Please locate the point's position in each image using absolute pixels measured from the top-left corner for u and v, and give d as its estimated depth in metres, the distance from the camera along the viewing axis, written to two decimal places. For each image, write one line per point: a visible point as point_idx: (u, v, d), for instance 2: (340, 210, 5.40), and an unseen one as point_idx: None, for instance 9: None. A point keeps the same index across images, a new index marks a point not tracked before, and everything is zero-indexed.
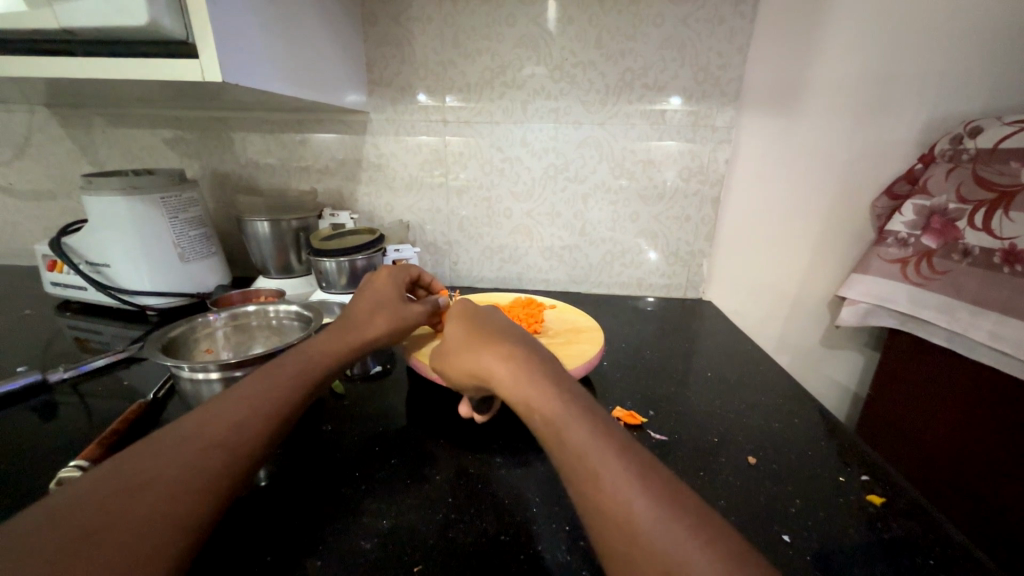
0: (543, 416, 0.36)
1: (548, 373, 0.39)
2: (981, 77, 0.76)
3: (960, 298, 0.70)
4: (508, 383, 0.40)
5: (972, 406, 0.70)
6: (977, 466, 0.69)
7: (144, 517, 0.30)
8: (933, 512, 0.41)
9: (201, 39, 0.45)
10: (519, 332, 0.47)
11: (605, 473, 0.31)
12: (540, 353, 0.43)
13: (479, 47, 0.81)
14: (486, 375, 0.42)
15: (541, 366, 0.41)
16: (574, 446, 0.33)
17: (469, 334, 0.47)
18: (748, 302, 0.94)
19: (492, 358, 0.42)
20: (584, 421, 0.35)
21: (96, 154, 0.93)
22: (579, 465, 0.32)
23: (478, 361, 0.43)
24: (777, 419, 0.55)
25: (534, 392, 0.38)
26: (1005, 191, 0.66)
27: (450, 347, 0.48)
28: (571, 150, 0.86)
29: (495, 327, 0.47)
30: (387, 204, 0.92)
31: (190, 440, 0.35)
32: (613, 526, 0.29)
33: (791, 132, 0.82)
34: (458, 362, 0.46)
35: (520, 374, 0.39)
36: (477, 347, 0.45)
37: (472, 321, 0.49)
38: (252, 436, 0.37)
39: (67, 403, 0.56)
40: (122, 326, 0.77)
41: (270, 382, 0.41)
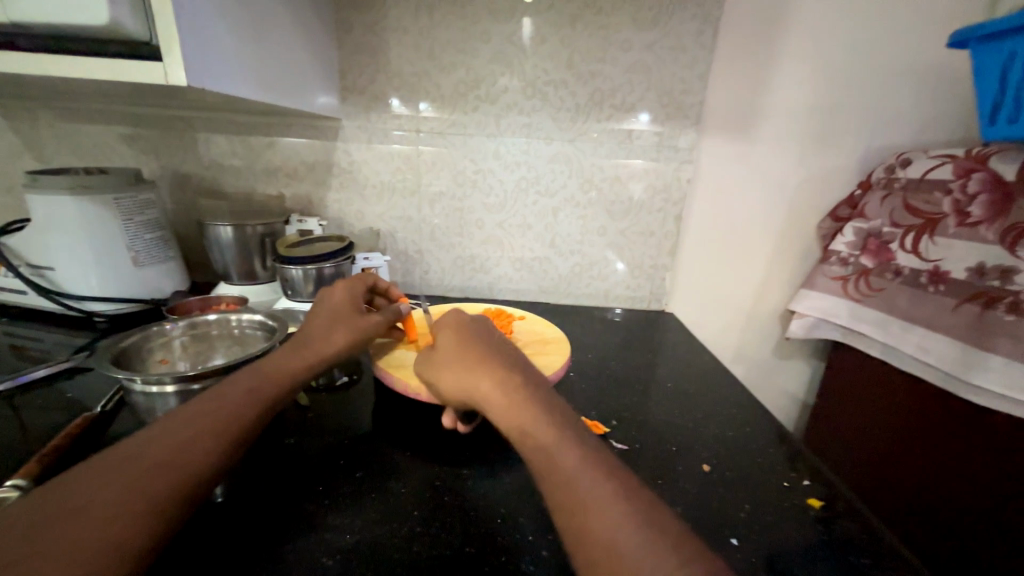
0: (536, 444, 0.37)
1: (544, 402, 0.41)
2: (911, 113, 0.84)
3: (893, 314, 0.76)
4: (505, 405, 0.41)
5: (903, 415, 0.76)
6: (913, 470, 0.75)
7: (77, 540, 0.29)
8: (865, 514, 0.45)
9: (166, 42, 0.44)
10: (510, 351, 0.48)
11: (592, 502, 0.33)
12: (533, 378, 0.44)
13: (454, 61, 0.82)
14: (481, 396, 0.43)
15: (536, 390, 0.42)
16: (566, 472, 0.35)
17: (464, 353, 0.47)
18: (708, 314, 0.99)
19: (489, 381, 0.43)
20: (577, 448, 0.36)
21: (41, 149, 0.87)
22: (575, 497, 0.33)
23: (475, 383, 0.43)
24: (732, 428, 0.58)
25: (530, 420, 0.39)
26: (930, 217, 0.73)
27: (444, 364, 0.48)
28: (542, 165, 0.88)
29: (491, 345, 0.48)
30: (357, 212, 0.91)
31: (130, 461, 0.34)
32: (604, 559, 0.30)
33: (747, 156, 0.88)
34: (451, 382, 0.46)
35: (518, 398, 0.41)
36: (472, 367, 0.45)
37: (467, 337, 0.49)
38: (199, 452, 0.36)
39: (1, 417, 0.52)
40: (66, 333, 0.72)
41: (219, 400, 0.40)
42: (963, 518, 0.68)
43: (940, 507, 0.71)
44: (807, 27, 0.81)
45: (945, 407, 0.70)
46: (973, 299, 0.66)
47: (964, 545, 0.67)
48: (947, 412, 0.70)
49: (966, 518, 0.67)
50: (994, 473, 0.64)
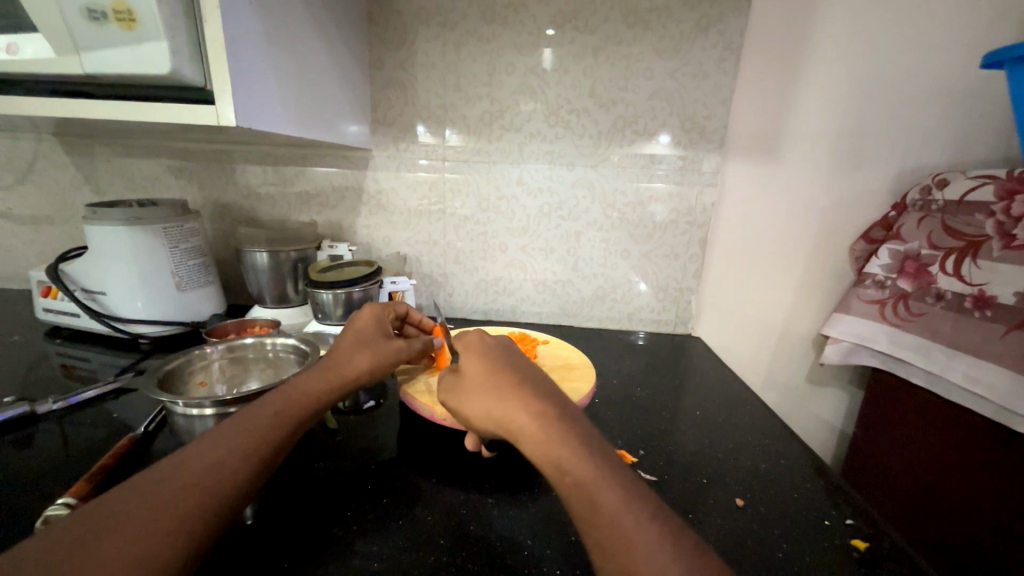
0: (575, 480, 0.36)
1: (581, 433, 0.40)
2: (945, 133, 0.82)
3: (936, 339, 0.73)
4: (539, 438, 0.39)
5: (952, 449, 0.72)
6: (968, 512, 0.69)
7: (115, 559, 0.30)
8: (916, 558, 0.42)
9: (220, 88, 0.48)
10: (541, 378, 0.47)
11: (638, 543, 0.32)
12: (565, 408, 0.43)
13: (479, 92, 0.85)
14: (515, 427, 0.41)
15: (572, 422, 0.41)
16: (610, 511, 0.34)
17: (495, 380, 0.46)
18: (736, 338, 0.97)
19: (523, 411, 0.42)
20: (617, 488, 0.35)
21: (99, 182, 0.94)
22: (621, 538, 0.33)
23: (510, 413, 0.42)
24: (766, 460, 0.56)
25: (568, 454, 0.38)
26: (972, 240, 0.70)
27: (474, 390, 0.47)
28: (564, 189, 0.89)
29: (523, 373, 0.47)
30: (385, 237, 0.95)
31: (165, 483, 0.35)
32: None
33: (772, 178, 0.87)
34: (482, 409, 0.45)
35: (553, 431, 0.39)
36: (504, 397, 0.44)
37: (498, 364, 0.48)
38: (229, 475, 0.37)
39: (52, 435, 0.55)
40: (113, 354, 0.76)
41: (249, 422, 0.41)
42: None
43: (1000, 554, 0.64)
44: (832, 51, 0.81)
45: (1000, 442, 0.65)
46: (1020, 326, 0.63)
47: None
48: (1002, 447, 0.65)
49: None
50: None
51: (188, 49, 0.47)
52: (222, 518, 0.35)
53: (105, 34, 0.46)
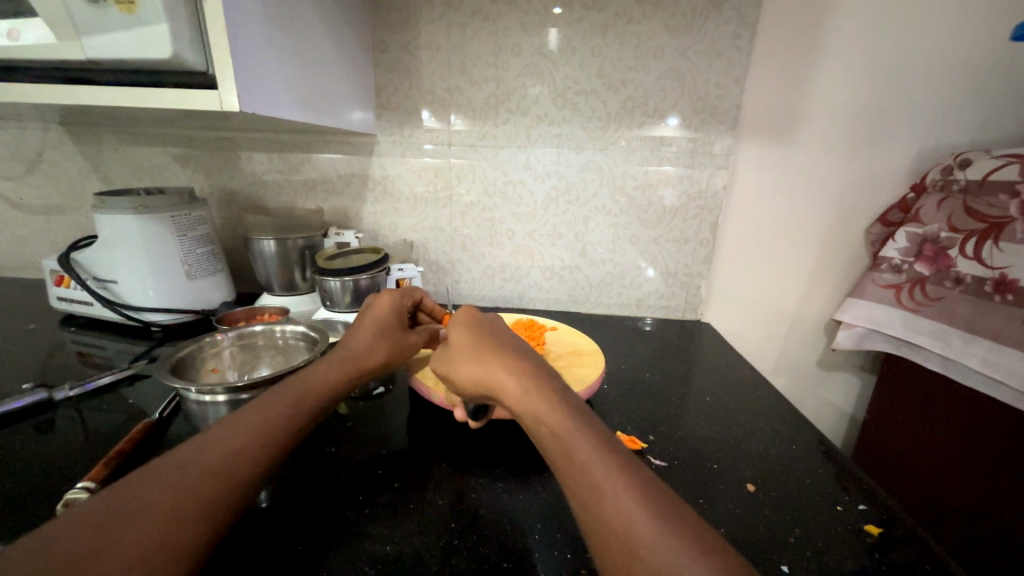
0: (550, 431, 0.37)
1: (560, 392, 0.40)
2: (968, 111, 0.79)
3: (953, 324, 0.71)
4: (520, 395, 0.40)
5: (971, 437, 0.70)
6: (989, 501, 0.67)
7: (136, 542, 0.30)
8: (929, 543, 0.42)
9: (222, 71, 0.47)
10: (525, 347, 0.47)
11: (606, 486, 0.32)
12: (547, 371, 0.43)
13: (485, 75, 0.83)
14: (496, 386, 0.42)
15: (551, 382, 0.41)
16: (581, 460, 0.34)
17: (480, 344, 0.46)
18: (746, 324, 0.95)
19: (504, 371, 0.42)
20: (593, 439, 0.35)
21: (106, 171, 0.94)
22: (590, 487, 0.33)
23: (491, 372, 0.43)
24: (776, 446, 0.55)
25: (545, 408, 0.38)
26: (994, 222, 0.68)
27: (457, 354, 0.47)
28: (572, 174, 0.88)
29: (508, 341, 0.47)
30: (391, 224, 0.94)
31: (186, 469, 0.35)
32: (614, 538, 0.31)
33: (786, 160, 0.85)
34: (466, 372, 0.45)
35: (532, 386, 0.40)
36: (486, 358, 0.44)
37: (480, 331, 0.48)
38: (248, 465, 0.37)
39: (67, 420, 0.56)
40: (126, 341, 0.77)
41: (269, 411, 0.41)
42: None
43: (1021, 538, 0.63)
44: (852, 25, 0.77)
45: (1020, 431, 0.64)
46: None
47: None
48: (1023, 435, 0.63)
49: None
50: None
51: (188, 32, 0.46)
52: (242, 505, 0.35)
53: (104, 17, 0.45)
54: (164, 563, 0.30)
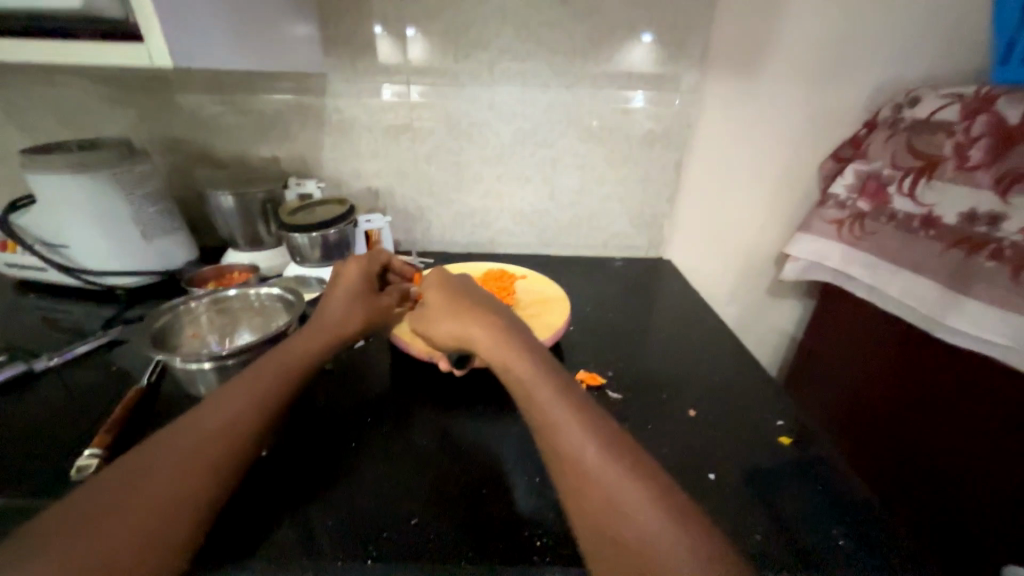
0: (516, 376, 0.44)
1: (526, 343, 0.46)
2: (925, 44, 0.79)
3: (883, 257, 0.78)
4: (492, 347, 0.46)
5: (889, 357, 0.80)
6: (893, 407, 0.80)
7: (149, 506, 0.34)
8: (828, 447, 0.52)
9: (148, 23, 0.43)
10: (495, 304, 0.52)
11: (564, 421, 0.39)
12: (515, 325, 0.49)
13: (442, 3, 0.76)
14: (470, 340, 0.48)
15: (518, 335, 0.47)
16: (542, 402, 0.41)
17: (455, 303, 0.52)
18: (705, 260, 1.02)
19: (477, 328, 0.48)
20: (553, 383, 0.42)
21: (23, 119, 0.85)
22: (549, 422, 0.40)
23: (465, 328, 0.49)
24: (718, 374, 0.63)
25: (512, 357, 0.45)
26: (930, 159, 0.72)
27: (434, 313, 0.53)
28: (539, 115, 0.86)
29: (479, 300, 0.52)
30: (353, 171, 0.91)
31: (183, 442, 0.38)
32: (569, 464, 0.37)
33: (750, 97, 0.85)
34: (443, 328, 0.51)
35: (501, 339, 0.46)
36: (461, 316, 0.50)
37: (453, 291, 0.54)
38: (242, 431, 0.40)
39: (52, 390, 0.57)
40: (92, 306, 0.76)
41: (254, 383, 0.44)
42: (942, 441, 0.73)
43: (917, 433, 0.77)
44: None
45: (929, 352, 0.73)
46: (959, 243, 0.67)
47: (933, 466, 0.74)
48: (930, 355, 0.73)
49: (944, 441, 0.72)
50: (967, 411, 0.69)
51: None
52: (241, 466, 0.39)
53: None
54: (178, 520, 0.35)
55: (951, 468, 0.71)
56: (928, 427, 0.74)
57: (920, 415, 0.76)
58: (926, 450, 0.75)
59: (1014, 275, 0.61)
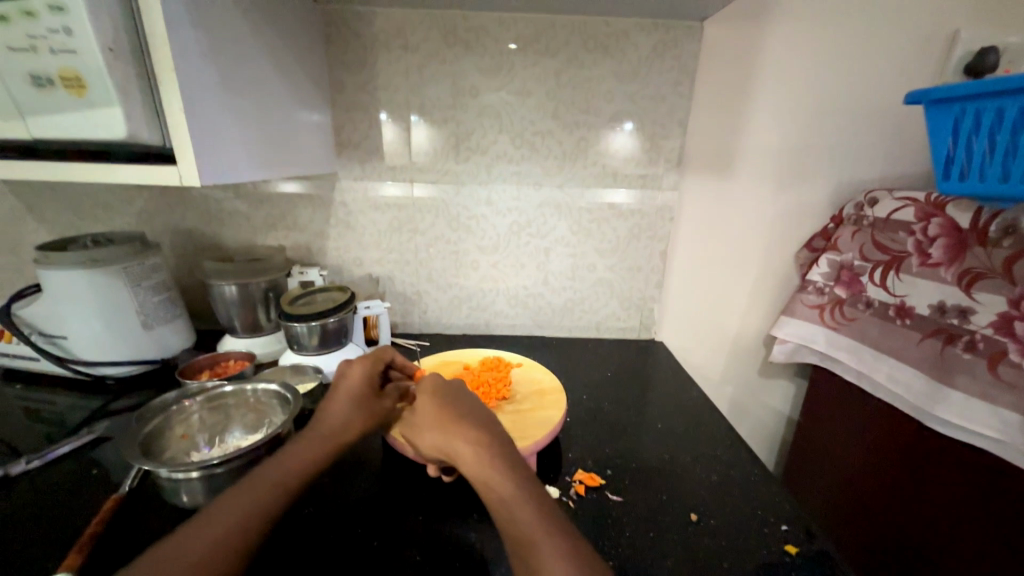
0: (499, 496, 0.44)
1: (511, 460, 0.47)
2: (880, 151, 0.87)
3: (865, 343, 0.81)
4: (475, 464, 0.47)
5: (885, 447, 0.79)
6: (895, 500, 0.78)
7: None
8: (836, 559, 0.49)
9: (181, 149, 0.48)
10: (487, 415, 0.53)
11: (544, 554, 0.38)
12: (503, 439, 0.49)
13: (444, 115, 0.85)
14: (455, 452, 0.49)
15: (504, 451, 0.48)
16: (528, 533, 0.40)
17: (443, 415, 0.52)
18: (696, 340, 1.04)
19: (462, 442, 0.48)
20: (536, 510, 0.42)
21: (43, 211, 0.89)
22: (530, 559, 0.39)
23: (451, 441, 0.49)
24: (717, 471, 0.62)
25: (495, 476, 0.45)
26: (895, 255, 0.77)
27: (422, 421, 0.53)
28: (532, 209, 0.92)
29: (469, 410, 0.52)
30: (355, 259, 0.95)
31: (168, 566, 0.37)
32: None
33: (724, 194, 0.93)
34: (429, 439, 0.52)
35: (486, 455, 0.47)
36: (448, 429, 0.50)
37: (444, 399, 0.54)
38: (230, 552, 0.39)
39: (23, 496, 0.55)
40: (78, 396, 0.75)
41: (247, 495, 0.44)
42: (944, 540, 0.70)
43: (920, 530, 0.74)
44: (779, 74, 0.85)
45: (922, 442, 0.73)
46: (933, 334, 0.71)
47: (941, 568, 0.70)
48: (924, 446, 0.73)
49: (947, 540, 0.70)
50: (969, 507, 0.67)
51: (143, 114, 0.47)
52: None
53: (53, 98, 0.46)
54: None
55: (959, 571, 0.68)
56: (930, 524, 0.72)
57: (923, 510, 0.73)
58: (934, 550, 0.72)
59: (991, 367, 0.64)
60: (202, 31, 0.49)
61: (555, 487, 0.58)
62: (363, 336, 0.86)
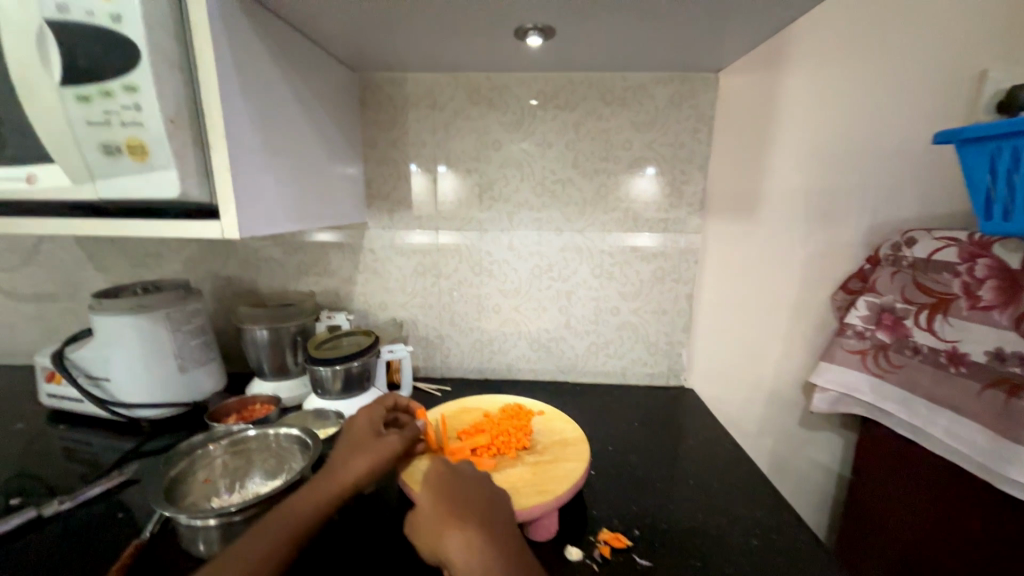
0: None
1: (516, 573, 0.42)
2: (912, 191, 0.85)
3: (917, 393, 0.74)
4: (473, 572, 0.42)
5: (951, 511, 0.71)
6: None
7: None
8: None
9: (225, 206, 0.52)
10: (488, 505, 0.48)
11: None
12: (505, 544, 0.44)
13: (469, 166, 0.90)
14: (450, 558, 0.44)
15: (506, 560, 0.43)
16: None
17: (437, 508, 0.47)
18: (729, 388, 0.99)
19: (457, 549, 0.43)
20: None
21: (103, 261, 0.97)
22: None
23: (446, 544, 0.44)
24: (757, 537, 0.57)
25: None
26: (941, 297, 0.72)
27: (418, 519, 0.48)
28: (553, 254, 0.93)
29: (465, 499, 0.48)
30: (381, 303, 0.97)
31: None
32: None
33: (749, 236, 0.91)
34: (423, 541, 0.47)
35: (486, 565, 0.42)
36: (441, 527, 0.46)
37: (439, 486, 0.50)
38: None
39: (53, 537, 0.56)
40: (114, 437, 0.78)
41: (250, 546, 0.44)
42: None
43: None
44: (798, 119, 0.85)
45: (996, 507, 0.65)
46: (994, 384, 0.65)
47: None
48: (998, 512, 0.64)
49: None
50: None
51: (196, 175, 0.52)
52: None
53: (117, 164, 0.51)
54: None
55: None
56: None
57: None
58: None
59: None
60: (252, 101, 0.55)
61: (577, 547, 0.55)
62: (385, 379, 0.87)
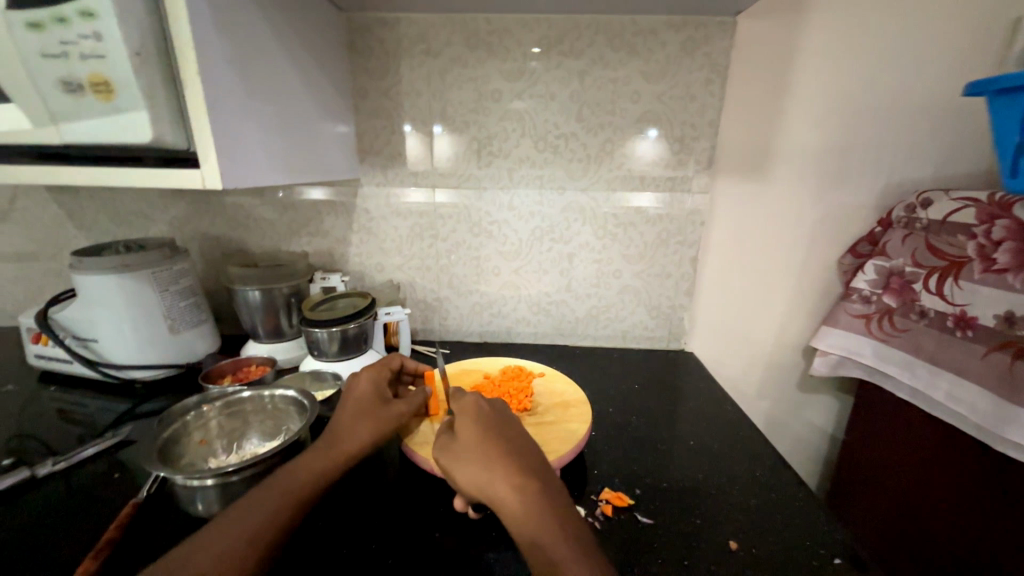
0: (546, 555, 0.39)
1: (562, 512, 0.43)
2: (932, 149, 0.81)
3: (919, 356, 0.74)
4: (519, 510, 0.42)
5: (944, 470, 0.72)
6: (958, 530, 0.70)
7: None
8: None
9: (204, 154, 0.48)
10: (531, 448, 0.49)
11: None
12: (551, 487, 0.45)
13: (467, 119, 0.84)
14: (496, 494, 0.44)
15: (553, 502, 0.43)
16: None
17: (483, 446, 0.47)
18: (729, 352, 0.98)
19: (504, 488, 0.44)
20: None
21: (82, 219, 0.93)
22: None
23: (493, 480, 0.44)
24: (756, 495, 0.57)
25: (544, 533, 0.40)
26: (954, 260, 0.70)
27: (462, 450, 0.48)
28: (555, 214, 0.90)
29: (512, 440, 0.49)
30: (377, 265, 0.94)
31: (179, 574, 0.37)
32: None
33: (759, 197, 0.88)
34: (464, 472, 0.46)
35: (533, 506, 0.42)
36: (492, 463, 0.46)
37: (484, 424, 0.50)
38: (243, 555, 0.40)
39: (50, 496, 0.55)
40: (107, 398, 0.76)
41: (252, 509, 0.43)
42: None
43: (989, 568, 0.66)
44: (819, 70, 0.80)
45: (991, 467, 0.65)
46: (1000, 348, 0.64)
47: None
48: (993, 472, 0.65)
49: None
50: None
51: (170, 118, 0.47)
52: None
53: (82, 105, 0.46)
54: None
55: None
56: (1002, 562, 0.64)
57: (992, 544, 0.65)
58: None
59: None
60: (228, 36, 0.49)
61: (579, 506, 0.55)
62: (383, 342, 0.85)
